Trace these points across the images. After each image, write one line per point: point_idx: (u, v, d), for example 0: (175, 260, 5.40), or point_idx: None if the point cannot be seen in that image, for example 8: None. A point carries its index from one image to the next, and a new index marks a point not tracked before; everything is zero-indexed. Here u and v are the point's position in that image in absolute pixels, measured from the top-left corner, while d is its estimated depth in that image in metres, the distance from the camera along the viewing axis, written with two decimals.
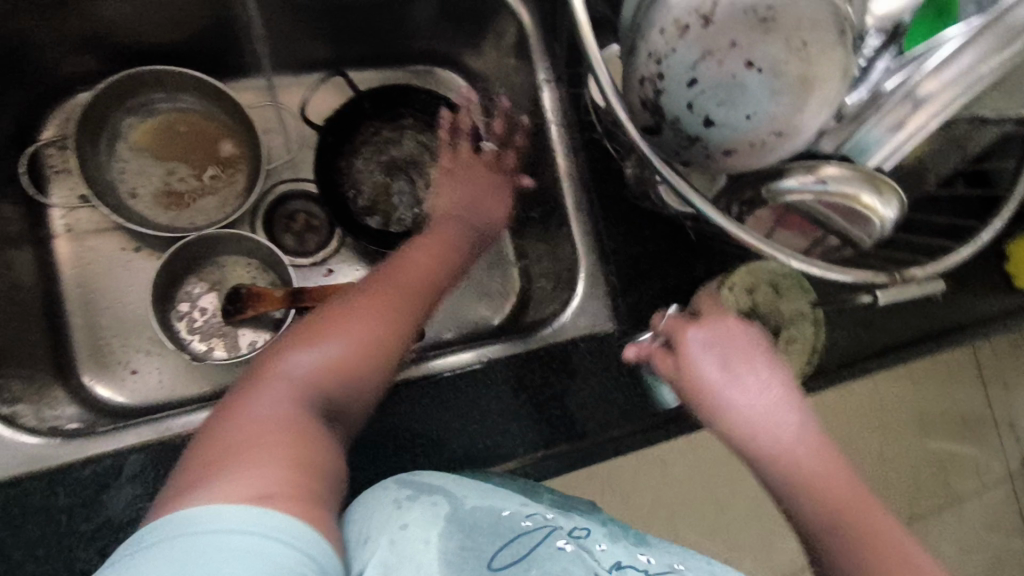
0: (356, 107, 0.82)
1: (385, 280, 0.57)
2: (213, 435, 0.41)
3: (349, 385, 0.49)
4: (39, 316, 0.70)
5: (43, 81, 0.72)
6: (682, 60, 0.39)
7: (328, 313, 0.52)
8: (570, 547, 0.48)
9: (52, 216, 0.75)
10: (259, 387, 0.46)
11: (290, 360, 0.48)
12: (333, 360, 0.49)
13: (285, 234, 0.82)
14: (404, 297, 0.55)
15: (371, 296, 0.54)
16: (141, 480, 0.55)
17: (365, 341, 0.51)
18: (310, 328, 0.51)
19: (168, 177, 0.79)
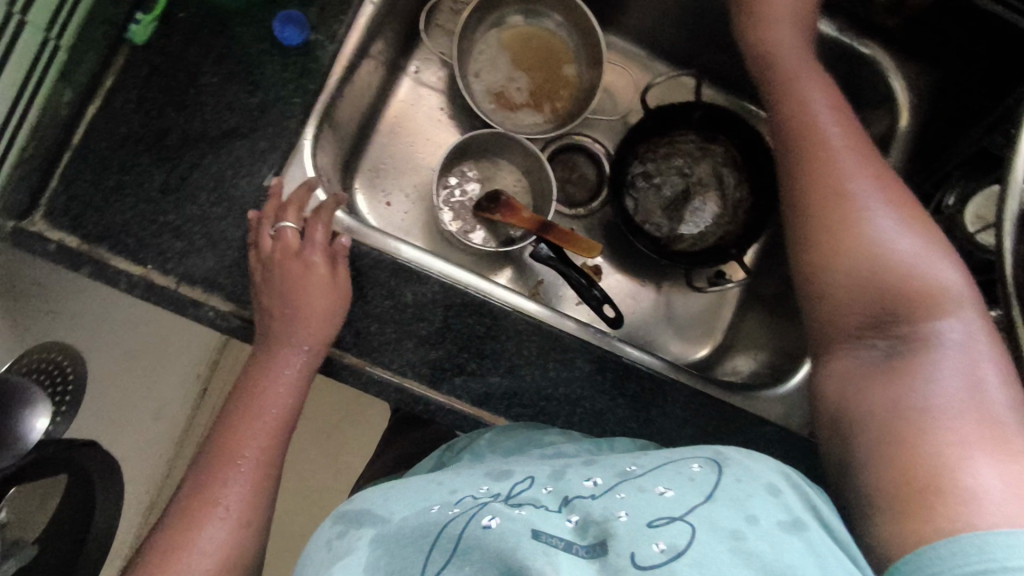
0: (688, 111, 0.84)
1: (238, 430, 0.56)
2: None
3: (269, 449, 0.57)
4: (361, 119, 0.80)
5: None
6: None
7: (246, 401, 0.57)
8: (494, 525, 0.41)
9: (414, 56, 0.85)
10: (167, 564, 0.52)
11: (193, 537, 0.53)
12: (229, 482, 0.55)
13: (560, 175, 0.87)
14: (295, 379, 0.58)
15: (228, 441, 0.56)
16: (363, 281, 0.60)
17: (270, 425, 0.57)
18: (205, 475, 0.56)
19: (507, 77, 0.86)
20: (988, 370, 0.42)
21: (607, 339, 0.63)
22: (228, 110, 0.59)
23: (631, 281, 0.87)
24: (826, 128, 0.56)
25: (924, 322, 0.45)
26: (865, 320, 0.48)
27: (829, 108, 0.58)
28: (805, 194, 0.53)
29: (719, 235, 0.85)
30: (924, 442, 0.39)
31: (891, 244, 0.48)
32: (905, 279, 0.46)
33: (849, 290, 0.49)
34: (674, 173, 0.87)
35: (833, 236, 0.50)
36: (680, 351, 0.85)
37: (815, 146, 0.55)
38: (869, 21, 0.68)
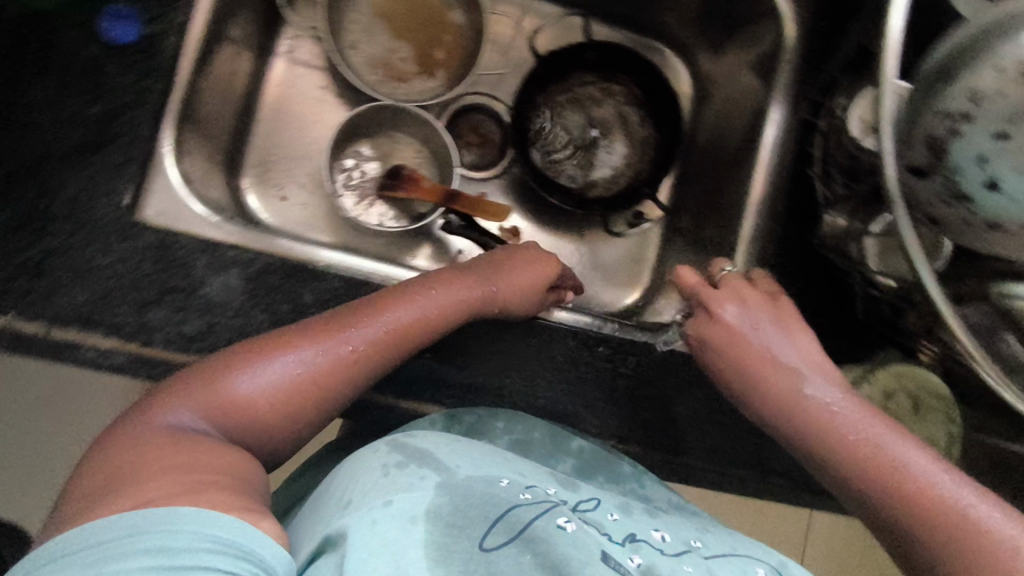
0: (579, 52, 0.80)
1: (383, 306, 0.52)
2: (106, 445, 0.39)
3: (393, 338, 0.51)
4: (235, 112, 0.74)
5: None
6: None
7: (388, 298, 0.53)
8: (570, 528, 0.41)
9: (283, 36, 0.79)
10: (277, 345, 0.47)
11: (306, 347, 0.47)
12: (383, 322, 0.51)
13: (461, 140, 0.84)
14: (455, 298, 0.56)
15: (364, 309, 0.51)
16: (251, 289, 0.55)
17: (395, 333, 0.51)
18: (367, 305, 0.51)
19: (386, 42, 0.81)
20: (975, 493, 0.43)
21: None
22: (66, 125, 0.53)
23: (551, 235, 0.85)
24: (734, 326, 0.56)
25: (941, 496, 0.43)
26: (882, 498, 0.45)
27: (734, 306, 0.56)
28: (772, 408, 0.52)
29: (631, 175, 0.84)
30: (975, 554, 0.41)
31: (870, 434, 0.47)
32: (913, 465, 0.45)
33: (858, 485, 0.47)
34: (578, 119, 0.85)
35: (829, 439, 0.49)
36: (611, 299, 0.84)
37: (741, 357, 0.54)
38: None
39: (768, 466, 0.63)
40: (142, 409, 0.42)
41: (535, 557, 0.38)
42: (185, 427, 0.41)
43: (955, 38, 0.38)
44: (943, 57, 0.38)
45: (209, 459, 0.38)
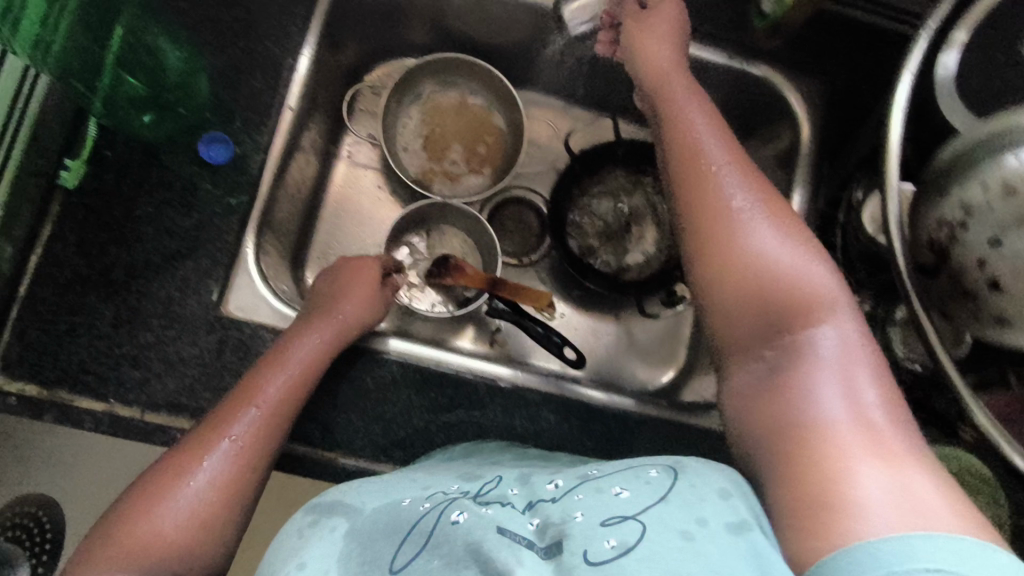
0: (610, 150, 0.88)
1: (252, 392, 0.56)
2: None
3: (279, 406, 0.56)
4: (301, 211, 0.82)
5: (386, 40, 0.85)
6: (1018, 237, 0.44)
7: (251, 388, 0.56)
8: (462, 520, 0.42)
9: (344, 142, 0.88)
10: (177, 475, 0.51)
11: (194, 465, 0.51)
12: (250, 418, 0.54)
13: (502, 230, 0.91)
14: (307, 361, 0.59)
15: (232, 407, 0.55)
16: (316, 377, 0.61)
17: (265, 420, 0.55)
18: (233, 409, 0.55)
19: (436, 145, 0.90)
20: (865, 452, 0.37)
21: (569, 385, 0.67)
22: (166, 235, 0.61)
23: (588, 316, 0.91)
24: (706, 145, 0.55)
25: (803, 328, 0.45)
26: (760, 322, 0.47)
27: (714, 137, 0.56)
28: (710, 238, 0.50)
29: (664, 260, 0.89)
30: (821, 465, 0.37)
31: (792, 262, 0.47)
32: (786, 285, 0.46)
33: (747, 302, 0.47)
34: (612, 209, 0.91)
35: (716, 236, 0.50)
36: (647, 377, 0.88)
37: (708, 173, 0.53)
38: (754, 45, 0.73)
39: None
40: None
41: (439, 560, 0.40)
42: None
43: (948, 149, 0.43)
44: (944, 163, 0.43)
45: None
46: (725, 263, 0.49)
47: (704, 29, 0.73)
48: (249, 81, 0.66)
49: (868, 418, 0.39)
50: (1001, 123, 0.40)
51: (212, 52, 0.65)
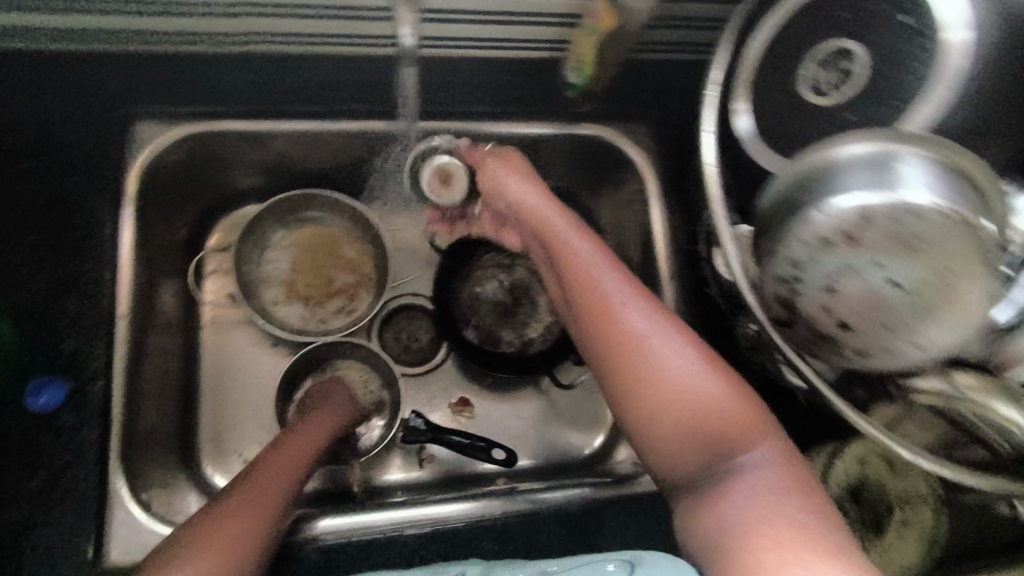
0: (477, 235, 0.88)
1: (255, 479, 0.54)
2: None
3: (278, 484, 0.55)
4: (178, 402, 0.76)
5: (216, 196, 0.81)
6: (824, 273, 0.40)
7: (246, 483, 0.54)
8: None
9: (202, 310, 0.82)
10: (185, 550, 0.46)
11: (201, 542, 0.47)
12: (234, 525, 0.49)
13: (396, 343, 0.88)
14: (283, 486, 0.55)
15: (239, 491, 0.52)
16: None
17: (248, 533, 0.49)
18: (212, 525, 0.49)
19: (302, 283, 0.85)
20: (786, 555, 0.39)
21: (500, 502, 0.64)
22: (16, 504, 0.55)
23: (508, 402, 0.88)
24: (583, 259, 0.54)
25: (732, 456, 0.47)
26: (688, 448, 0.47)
27: (598, 256, 0.53)
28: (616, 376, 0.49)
29: (561, 323, 0.89)
30: (754, 548, 0.41)
31: (700, 383, 0.47)
32: (711, 414, 0.47)
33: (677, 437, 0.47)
34: (498, 289, 0.90)
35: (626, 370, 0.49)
36: (585, 445, 0.87)
37: (604, 306, 0.51)
38: (575, 111, 0.75)
39: None
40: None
41: None
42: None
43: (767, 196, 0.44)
44: (772, 203, 0.44)
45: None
46: (637, 399, 0.48)
47: (524, 109, 0.75)
48: (70, 302, 0.61)
49: (797, 526, 0.41)
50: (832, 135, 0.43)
51: (20, 287, 0.61)
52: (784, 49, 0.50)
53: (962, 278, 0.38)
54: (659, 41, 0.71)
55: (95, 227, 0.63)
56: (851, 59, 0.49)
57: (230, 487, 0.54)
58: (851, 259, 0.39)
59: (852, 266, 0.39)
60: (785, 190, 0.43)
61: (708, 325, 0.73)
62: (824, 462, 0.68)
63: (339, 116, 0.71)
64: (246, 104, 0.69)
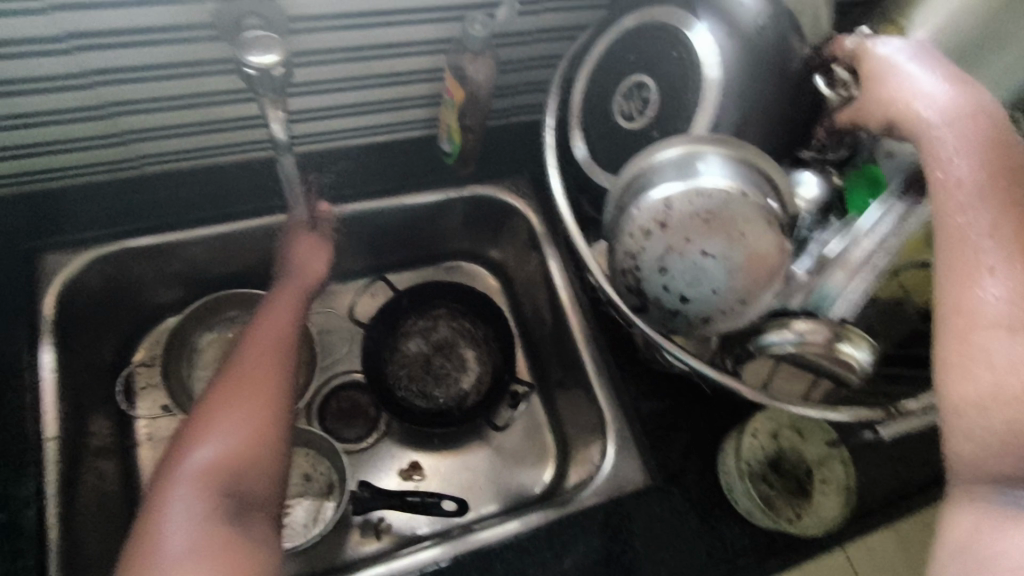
0: (396, 304, 0.94)
1: (244, 363, 0.62)
2: (166, 516, 0.51)
3: (273, 352, 0.63)
4: (124, 523, 0.75)
5: (137, 314, 0.84)
6: (651, 255, 0.47)
7: (235, 371, 0.61)
8: None
9: (136, 426, 0.82)
10: (199, 434, 0.56)
11: (211, 422, 0.57)
12: (243, 400, 0.59)
13: (338, 423, 0.91)
14: (278, 345, 0.64)
15: (233, 379, 0.60)
16: None
17: (261, 402, 0.59)
18: (223, 399, 0.59)
19: None
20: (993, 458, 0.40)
21: (457, 541, 0.68)
22: None
23: (455, 455, 0.92)
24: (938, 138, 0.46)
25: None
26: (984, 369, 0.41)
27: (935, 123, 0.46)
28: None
29: (492, 369, 0.94)
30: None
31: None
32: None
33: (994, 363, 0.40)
34: (426, 350, 0.95)
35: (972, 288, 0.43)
36: (534, 479, 0.90)
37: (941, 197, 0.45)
38: (457, 174, 0.83)
39: (734, 556, 0.68)
40: (170, 474, 0.54)
41: None
42: (194, 505, 0.52)
43: (609, 205, 0.52)
44: (612, 211, 0.52)
45: (229, 539, 0.51)
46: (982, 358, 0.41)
47: (412, 181, 0.82)
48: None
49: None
50: (628, 173, 0.50)
51: None
52: (595, 90, 0.61)
53: (756, 236, 0.45)
54: (513, 103, 0.82)
55: (12, 360, 0.65)
56: (646, 90, 0.56)
57: (235, 353, 0.64)
58: (671, 241, 0.46)
59: (675, 248, 0.46)
60: (618, 203, 0.52)
61: (612, 339, 0.80)
62: (739, 436, 0.71)
63: (236, 215, 0.76)
64: (146, 220, 0.74)
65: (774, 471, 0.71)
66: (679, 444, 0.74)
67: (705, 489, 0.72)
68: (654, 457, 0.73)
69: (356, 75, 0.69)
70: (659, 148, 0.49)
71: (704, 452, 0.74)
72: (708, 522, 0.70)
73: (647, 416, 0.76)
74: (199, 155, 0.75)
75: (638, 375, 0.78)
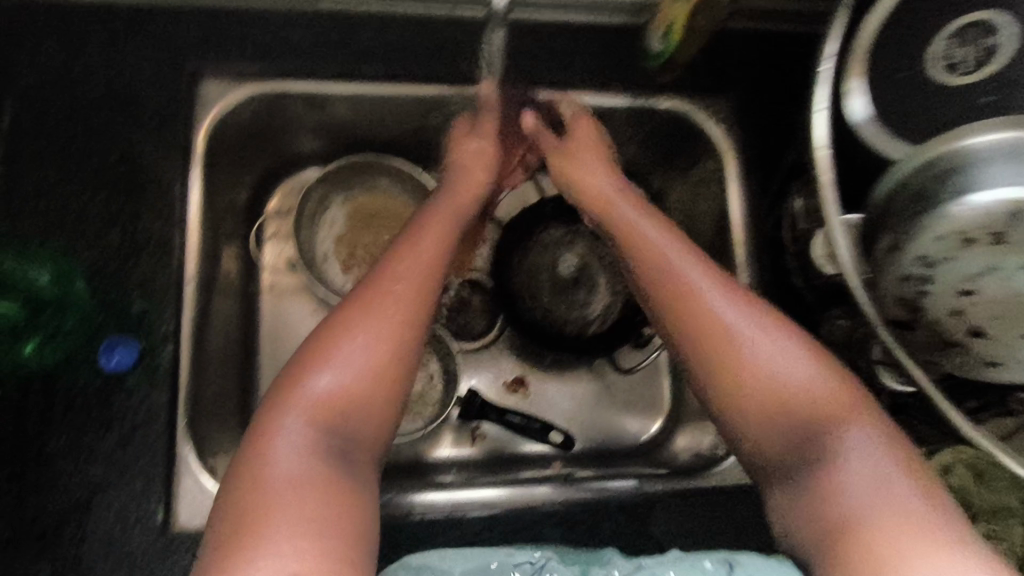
0: (539, 209, 0.85)
1: (387, 280, 0.50)
2: (275, 442, 0.44)
3: (421, 274, 0.51)
4: (240, 370, 0.74)
5: (278, 159, 0.78)
6: (962, 269, 0.41)
7: (376, 286, 0.50)
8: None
9: (261, 274, 0.80)
10: (322, 361, 0.47)
11: (337, 351, 0.47)
12: (377, 321, 0.48)
13: (451, 319, 0.86)
14: (426, 263, 0.52)
15: (371, 299, 0.49)
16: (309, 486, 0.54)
17: (394, 329, 0.48)
18: (358, 313, 0.48)
19: (355, 252, 0.82)
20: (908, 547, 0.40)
21: (566, 487, 0.63)
22: (88, 467, 0.55)
23: (564, 382, 0.87)
24: None
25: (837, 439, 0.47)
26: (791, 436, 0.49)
27: None
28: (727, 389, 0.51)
29: (623, 302, 0.85)
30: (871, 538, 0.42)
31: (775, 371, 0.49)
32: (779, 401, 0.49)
33: (770, 423, 0.49)
34: (556, 264, 0.86)
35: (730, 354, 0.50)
36: (640, 429, 0.85)
37: None
38: (656, 81, 0.70)
39: None
40: (285, 394, 0.46)
41: None
42: (305, 438, 0.45)
43: (891, 178, 0.42)
44: (888, 191, 0.43)
45: (333, 487, 0.43)
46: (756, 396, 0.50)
47: (603, 78, 0.70)
48: (143, 263, 0.61)
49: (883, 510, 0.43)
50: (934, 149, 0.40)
51: (90, 248, 0.60)
52: (905, 27, 0.47)
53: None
54: None
55: (164, 188, 0.63)
56: (994, 35, 0.43)
57: (380, 261, 0.53)
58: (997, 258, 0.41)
59: (997, 268, 0.41)
60: (902, 184, 0.42)
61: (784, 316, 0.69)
62: None
63: (407, 77, 0.68)
64: (310, 63, 0.67)
65: None
66: None
67: None
68: None
69: None
70: (977, 127, 0.39)
71: None
72: None
73: None
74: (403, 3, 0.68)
75: None
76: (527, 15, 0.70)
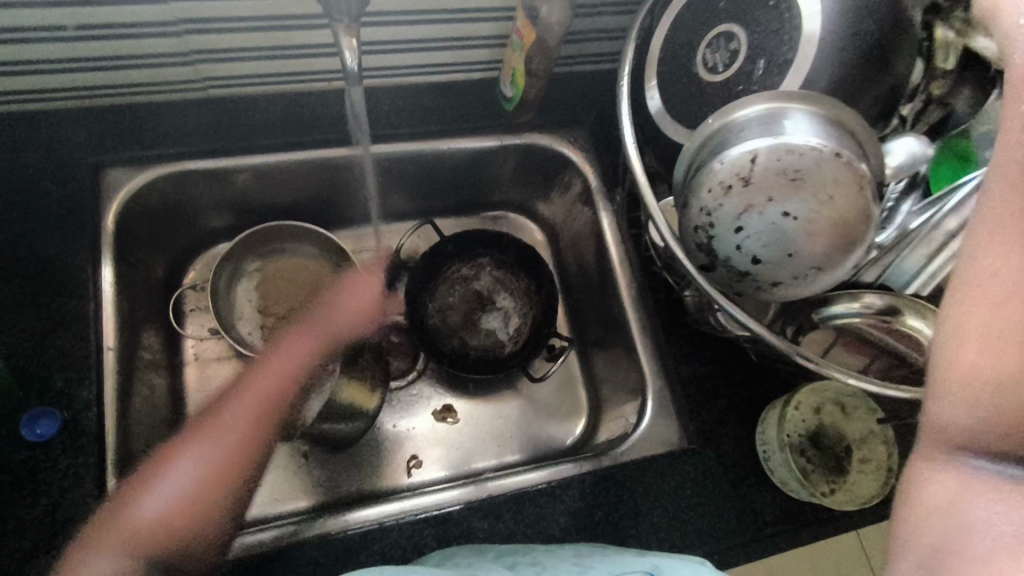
0: (440, 249, 0.92)
1: (224, 414, 0.65)
2: (98, 553, 0.55)
3: (251, 424, 0.65)
4: (167, 438, 0.76)
5: (188, 237, 0.84)
6: (728, 213, 0.48)
7: (209, 414, 0.66)
8: None
9: (185, 346, 0.84)
10: (151, 483, 0.60)
11: (166, 474, 0.60)
12: (198, 453, 0.62)
13: None
14: (260, 408, 0.67)
15: (202, 435, 0.63)
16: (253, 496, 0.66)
17: (219, 457, 0.62)
18: (194, 438, 0.63)
19: (273, 312, 0.87)
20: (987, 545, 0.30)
21: (479, 485, 0.69)
22: (18, 535, 0.57)
23: (488, 403, 0.92)
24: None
25: None
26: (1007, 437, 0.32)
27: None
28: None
29: (530, 321, 0.94)
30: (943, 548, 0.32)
31: None
32: None
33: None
34: (465, 297, 0.95)
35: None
36: (563, 433, 0.91)
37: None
38: (516, 122, 0.82)
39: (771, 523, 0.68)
40: (114, 516, 0.57)
41: None
42: (125, 552, 0.55)
43: (681, 159, 0.52)
44: (683, 169, 0.52)
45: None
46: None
47: (471, 125, 0.81)
48: (56, 340, 0.64)
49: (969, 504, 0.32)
50: (709, 127, 0.50)
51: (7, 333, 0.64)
52: (678, 42, 0.59)
53: (844, 203, 0.46)
54: (580, 52, 0.80)
55: (73, 269, 0.67)
56: (735, 40, 0.54)
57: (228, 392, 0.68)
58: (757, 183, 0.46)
59: (755, 207, 0.47)
60: (691, 161, 0.51)
61: (660, 303, 0.79)
62: (783, 409, 0.70)
63: (297, 146, 0.76)
64: (205, 144, 0.74)
65: (814, 446, 0.70)
66: (721, 416, 0.74)
67: (741, 459, 0.72)
68: (692, 421, 0.73)
69: (434, 11, 0.69)
70: (743, 102, 0.49)
71: (747, 422, 0.73)
72: (739, 489, 0.70)
73: (687, 382, 0.75)
74: (283, 84, 0.76)
75: (680, 339, 0.77)
76: (392, 80, 0.79)
